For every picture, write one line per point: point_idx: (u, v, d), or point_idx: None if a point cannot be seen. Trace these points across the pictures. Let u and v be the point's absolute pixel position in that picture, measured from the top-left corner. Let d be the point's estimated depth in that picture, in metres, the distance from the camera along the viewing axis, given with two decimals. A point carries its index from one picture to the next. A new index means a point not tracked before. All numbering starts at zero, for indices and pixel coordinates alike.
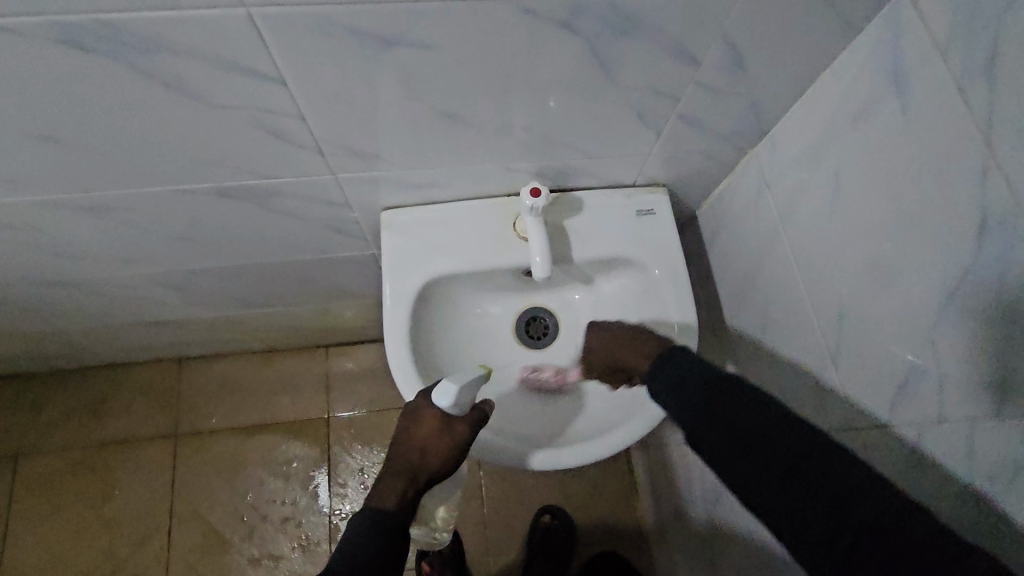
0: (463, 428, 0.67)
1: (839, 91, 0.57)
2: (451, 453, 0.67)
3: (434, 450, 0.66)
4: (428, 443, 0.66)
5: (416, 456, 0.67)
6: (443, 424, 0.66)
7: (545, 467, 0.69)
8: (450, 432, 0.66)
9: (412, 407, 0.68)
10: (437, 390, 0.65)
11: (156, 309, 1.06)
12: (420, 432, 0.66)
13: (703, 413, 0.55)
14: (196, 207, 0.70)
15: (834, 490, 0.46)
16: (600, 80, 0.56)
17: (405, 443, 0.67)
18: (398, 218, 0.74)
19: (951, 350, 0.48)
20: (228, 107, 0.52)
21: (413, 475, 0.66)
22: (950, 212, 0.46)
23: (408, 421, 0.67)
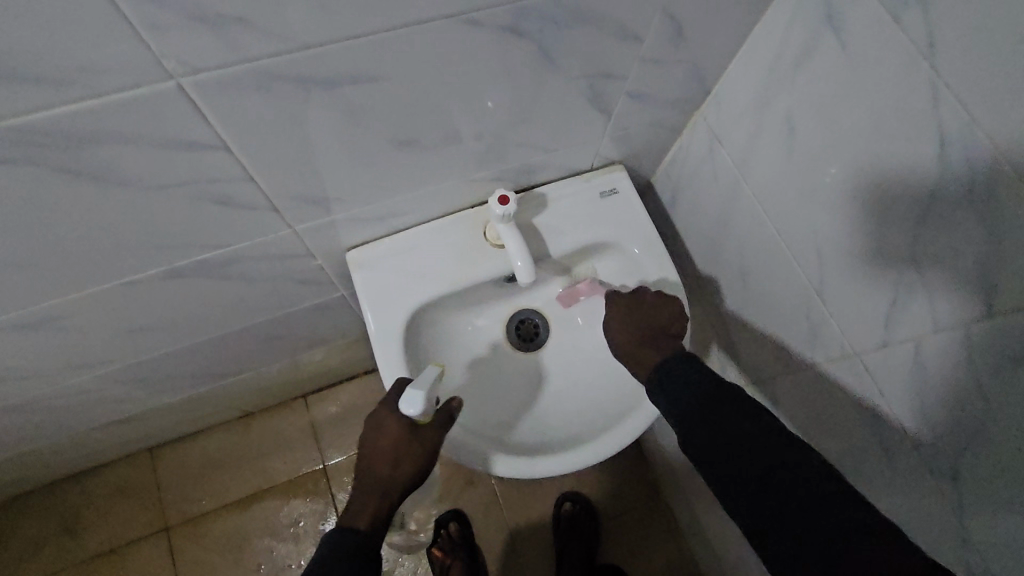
0: (430, 432, 0.64)
1: (776, 40, 0.58)
2: (422, 462, 0.64)
3: (406, 458, 0.63)
4: (397, 456, 0.63)
5: (384, 470, 0.63)
6: (409, 431, 0.64)
7: (507, 472, 0.69)
8: (419, 441, 0.64)
9: (373, 417, 0.65)
10: (403, 402, 0.63)
11: (116, 408, 0.98)
12: (385, 444, 0.63)
13: (697, 414, 0.57)
14: (147, 294, 0.64)
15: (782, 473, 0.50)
16: (549, 75, 0.55)
17: (370, 457, 0.64)
18: (367, 254, 0.71)
19: (932, 264, 0.51)
20: (167, 186, 0.48)
21: (385, 491, 0.63)
22: (907, 135, 0.49)
23: (373, 431, 0.64)
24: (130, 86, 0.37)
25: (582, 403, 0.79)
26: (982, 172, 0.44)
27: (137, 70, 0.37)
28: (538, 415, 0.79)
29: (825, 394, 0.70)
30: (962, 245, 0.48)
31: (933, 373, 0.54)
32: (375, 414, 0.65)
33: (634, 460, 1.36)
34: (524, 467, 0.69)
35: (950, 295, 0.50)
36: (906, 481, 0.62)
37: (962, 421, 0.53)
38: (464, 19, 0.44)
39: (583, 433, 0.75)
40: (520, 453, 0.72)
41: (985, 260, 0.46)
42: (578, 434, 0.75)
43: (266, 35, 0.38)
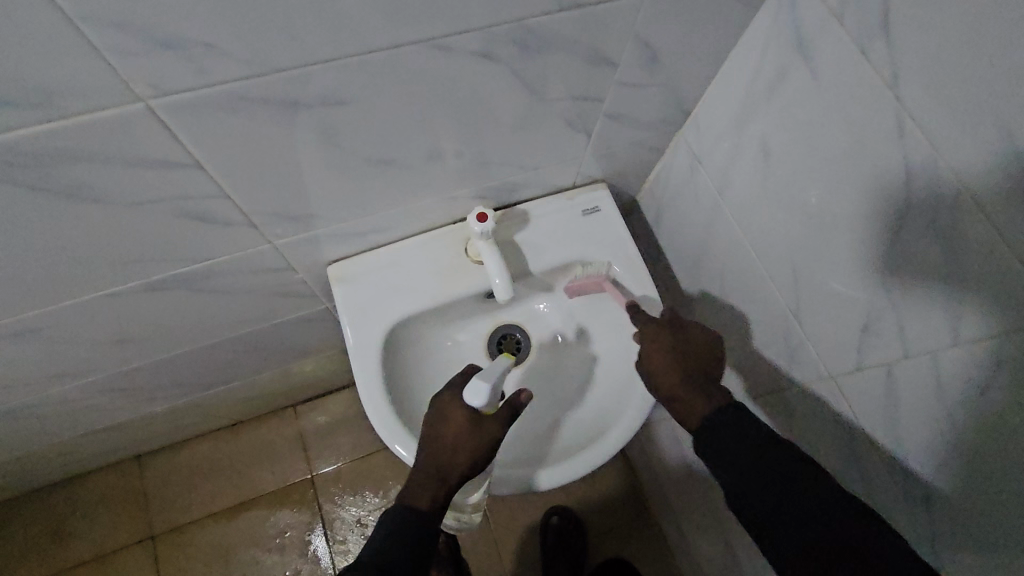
0: (494, 425, 0.63)
1: (750, 65, 0.59)
2: (482, 455, 0.63)
3: (468, 447, 0.62)
4: (460, 446, 0.62)
5: (446, 455, 0.62)
6: (474, 423, 0.62)
7: (551, 484, 0.69)
8: (483, 432, 0.62)
9: (437, 406, 0.64)
10: (467, 393, 0.62)
11: (103, 415, 0.98)
12: (450, 429, 0.62)
13: (738, 466, 0.53)
14: (128, 308, 0.65)
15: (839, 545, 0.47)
16: (525, 97, 0.56)
17: (433, 443, 0.62)
18: (347, 270, 0.72)
19: (902, 289, 0.51)
20: (143, 203, 0.49)
21: (444, 477, 0.61)
22: (876, 163, 0.49)
23: (435, 418, 0.64)
24: (98, 108, 0.38)
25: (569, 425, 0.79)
26: (946, 203, 0.44)
27: (104, 92, 0.37)
28: (552, 420, 0.79)
29: (803, 415, 0.70)
30: (929, 274, 0.48)
31: (903, 398, 0.54)
32: (439, 402, 0.64)
33: (622, 474, 1.35)
34: (563, 473, 0.69)
35: (917, 322, 0.50)
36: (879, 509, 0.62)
37: (932, 450, 0.53)
38: (433, 44, 0.45)
39: (605, 425, 0.75)
40: (556, 461, 0.72)
41: (951, 286, 0.46)
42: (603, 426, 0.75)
43: (234, 60, 0.39)
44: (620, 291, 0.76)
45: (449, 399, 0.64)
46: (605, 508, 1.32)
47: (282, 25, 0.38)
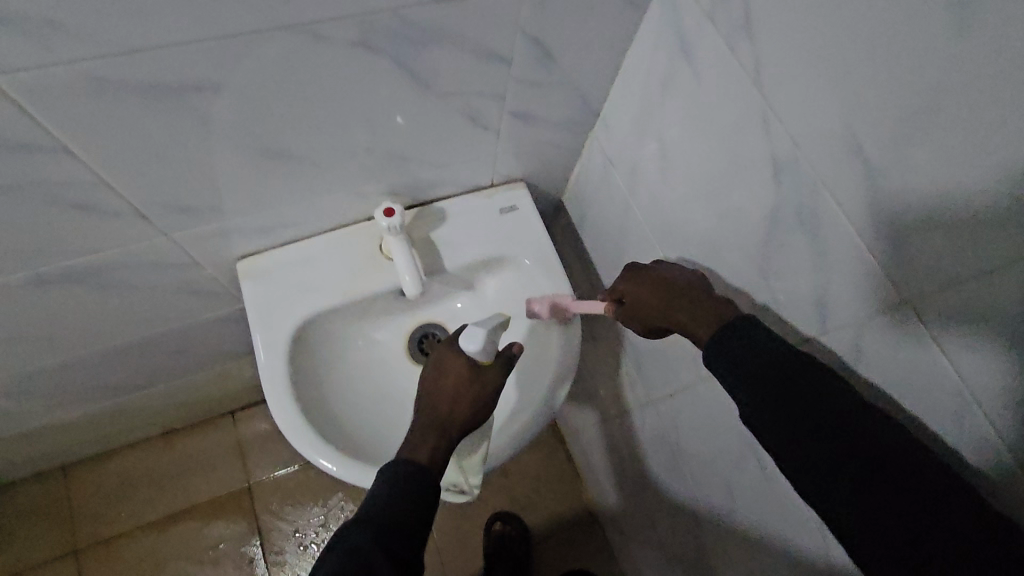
0: (493, 377, 0.64)
1: (645, 66, 0.60)
2: (482, 404, 0.62)
3: (465, 398, 0.62)
4: (458, 392, 0.62)
5: (445, 406, 0.61)
6: (472, 372, 0.63)
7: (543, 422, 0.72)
8: (479, 384, 0.63)
9: (434, 358, 0.65)
10: (463, 340, 0.64)
11: (14, 421, 0.94)
12: (448, 381, 0.62)
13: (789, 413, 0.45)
14: (19, 303, 0.63)
15: (949, 508, 0.38)
16: (420, 91, 0.56)
17: (433, 392, 0.62)
18: (255, 267, 0.71)
19: (781, 280, 0.52)
20: (12, 190, 0.47)
21: (444, 427, 0.60)
22: (752, 159, 0.51)
23: (431, 369, 0.64)
24: None
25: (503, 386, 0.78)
26: (807, 195, 0.46)
27: None
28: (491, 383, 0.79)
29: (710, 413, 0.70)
30: (801, 267, 0.49)
31: None
32: (437, 354, 0.65)
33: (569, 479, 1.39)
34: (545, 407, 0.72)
35: (795, 316, 0.52)
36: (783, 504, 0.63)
37: None
38: (307, 31, 0.45)
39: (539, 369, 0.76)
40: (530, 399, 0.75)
41: (817, 276, 0.48)
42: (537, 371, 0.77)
43: (86, 39, 0.38)
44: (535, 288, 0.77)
45: (446, 349, 0.65)
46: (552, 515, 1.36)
47: (131, 3, 0.37)
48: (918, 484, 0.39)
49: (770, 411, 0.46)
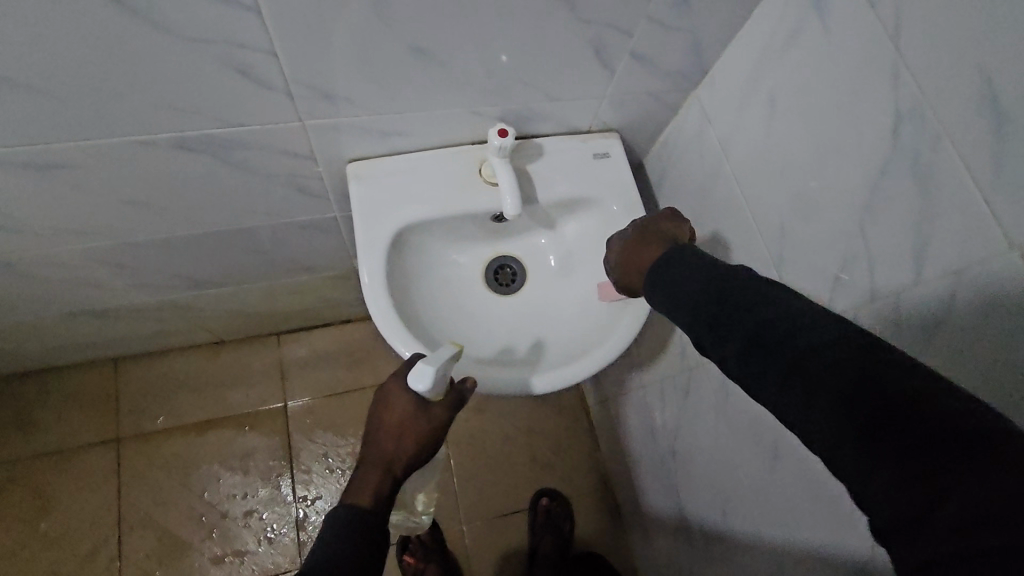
0: (439, 411, 0.67)
1: (770, 23, 0.64)
2: (426, 439, 0.66)
3: (410, 433, 0.65)
4: (400, 432, 0.65)
5: (388, 444, 0.65)
6: (417, 408, 0.66)
7: (547, 389, 0.73)
8: (426, 418, 0.66)
9: (383, 394, 0.68)
10: (412, 376, 0.64)
11: (96, 294, 1.00)
12: (393, 418, 0.66)
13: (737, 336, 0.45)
14: (155, 164, 0.68)
15: (878, 399, 0.36)
16: (562, 14, 0.60)
17: (376, 432, 0.66)
18: (365, 169, 0.75)
19: (878, 234, 0.56)
20: (198, 40, 0.52)
21: (388, 465, 0.64)
22: (872, 114, 0.54)
23: (378, 406, 0.67)
24: None
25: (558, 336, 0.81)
26: (926, 144, 0.50)
27: None
28: (558, 322, 0.82)
29: None
30: (905, 216, 0.53)
31: None
32: (385, 390, 0.68)
33: (589, 449, 1.44)
34: (558, 377, 0.73)
35: (887, 267, 0.55)
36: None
37: None
38: None
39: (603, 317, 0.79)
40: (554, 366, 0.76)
41: (920, 226, 0.51)
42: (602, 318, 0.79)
43: None
44: (617, 232, 0.80)
45: (395, 386, 0.67)
46: (569, 480, 1.41)
47: None
48: (850, 384, 0.37)
49: (724, 341, 0.46)
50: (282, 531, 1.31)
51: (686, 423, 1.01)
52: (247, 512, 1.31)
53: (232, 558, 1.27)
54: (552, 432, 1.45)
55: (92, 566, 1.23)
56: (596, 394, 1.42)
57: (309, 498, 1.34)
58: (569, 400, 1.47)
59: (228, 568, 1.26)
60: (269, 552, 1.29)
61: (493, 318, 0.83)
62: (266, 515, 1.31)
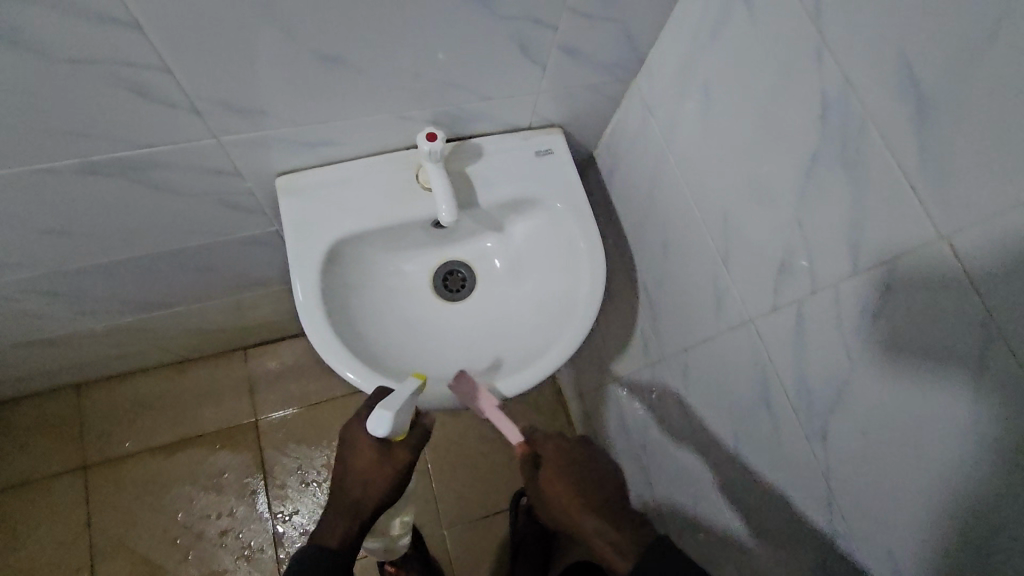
0: (403, 451, 0.64)
1: (698, 8, 0.61)
2: (395, 482, 0.64)
3: (378, 481, 0.64)
4: (366, 479, 0.63)
5: (355, 489, 0.64)
6: (382, 453, 0.63)
7: (515, 391, 0.70)
8: (392, 462, 0.63)
9: (346, 435, 0.64)
10: (371, 421, 0.59)
11: (39, 324, 0.96)
12: (359, 463, 0.63)
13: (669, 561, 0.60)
14: (68, 191, 0.64)
15: None
16: (478, 12, 0.57)
17: (344, 475, 0.64)
18: (294, 182, 0.72)
19: (814, 226, 0.54)
20: (81, 61, 0.49)
21: (355, 508, 0.64)
22: (800, 100, 0.52)
23: (346, 448, 0.64)
24: None
25: (512, 339, 0.79)
26: (854, 131, 0.47)
27: None
28: (510, 327, 0.80)
29: (725, 364, 0.72)
30: (840, 206, 0.51)
31: (810, 338, 0.57)
32: (347, 431, 0.64)
33: (568, 444, 1.43)
34: (519, 378, 0.70)
35: (825, 258, 0.54)
36: (781, 457, 0.64)
37: (833, 386, 0.56)
38: None
39: (555, 317, 0.76)
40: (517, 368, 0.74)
41: (853, 216, 0.49)
42: (554, 317, 0.77)
43: None
44: (564, 231, 0.78)
45: (357, 428, 0.64)
46: None
47: None
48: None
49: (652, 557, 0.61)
50: (259, 548, 1.29)
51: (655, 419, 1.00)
52: (222, 531, 1.29)
53: None
54: (530, 430, 1.43)
55: None
56: (570, 390, 1.41)
57: (285, 512, 1.32)
58: (545, 397, 1.46)
59: None
60: (248, 570, 1.27)
61: (443, 326, 0.80)
62: (242, 533, 1.29)
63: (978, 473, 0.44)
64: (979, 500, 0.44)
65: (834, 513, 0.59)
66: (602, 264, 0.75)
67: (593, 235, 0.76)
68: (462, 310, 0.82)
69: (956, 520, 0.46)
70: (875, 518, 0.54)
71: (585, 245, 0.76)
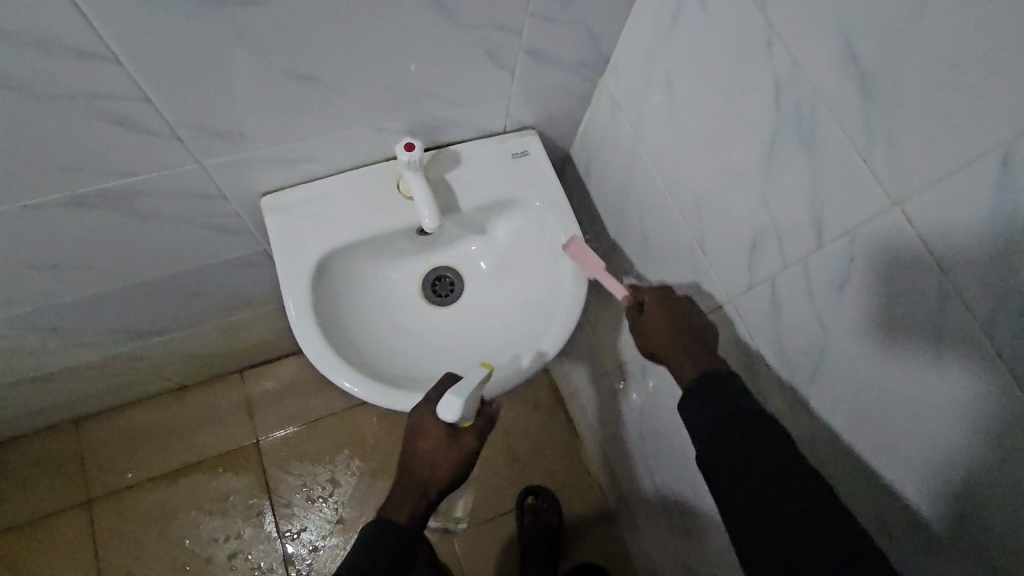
0: (470, 438, 0.66)
1: (654, 5, 0.64)
2: (459, 467, 0.66)
3: (444, 462, 0.65)
4: (434, 459, 0.65)
5: (422, 470, 0.65)
6: (449, 435, 0.65)
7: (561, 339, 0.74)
8: (458, 445, 0.66)
9: (411, 419, 0.66)
10: (441, 407, 0.63)
11: (34, 360, 0.97)
12: (428, 444, 0.65)
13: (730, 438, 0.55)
14: (55, 225, 0.66)
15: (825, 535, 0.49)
16: (443, 23, 0.59)
17: (410, 458, 0.65)
18: (278, 201, 0.74)
19: (780, 205, 0.56)
20: (61, 98, 0.50)
21: (422, 489, 0.64)
22: (755, 87, 0.55)
23: (412, 430, 0.66)
24: None
25: (504, 336, 0.81)
26: (806, 112, 0.50)
27: None
28: (501, 326, 0.82)
29: None
30: (800, 183, 0.53)
31: (786, 312, 0.60)
32: (413, 415, 0.66)
33: (569, 441, 1.45)
34: (563, 327, 0.74)
35: (792, 234, 0.56)
36: None
37: (812, 356, 0.58)
38: None
39: (544, 308, 0.79)
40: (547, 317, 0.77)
41: (813, 192, 0.52)
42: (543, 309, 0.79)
43: None
44: (545, 228, 0.80)
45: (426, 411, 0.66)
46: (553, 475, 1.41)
47: None
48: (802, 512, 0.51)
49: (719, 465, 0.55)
50: (270, 567, 1.29)
51: (650, 406, 1.02)
52: (232, 553, 1.29)
53: None
54: (531, 429, 1.45)
55: None
56: (567, 386, 1.43)
57: (293, 530, 1.32)
58: (542, 396, 1.48)
59: None
60: None
61: (435, 330, 0.82)
62: (252, 554, 1.30)
63: (949, 426, 0.46)
64: (951, 453, 0.46)
65: (824, 479, 0.61)
66: (584, 256, 0.77)
67: (573, 231, 0.79)
68: (452, 313, 0.83)
69: (935, 474, 0.48)
70: (862, 480, 0.56)
71: (566, 240, 0.78)
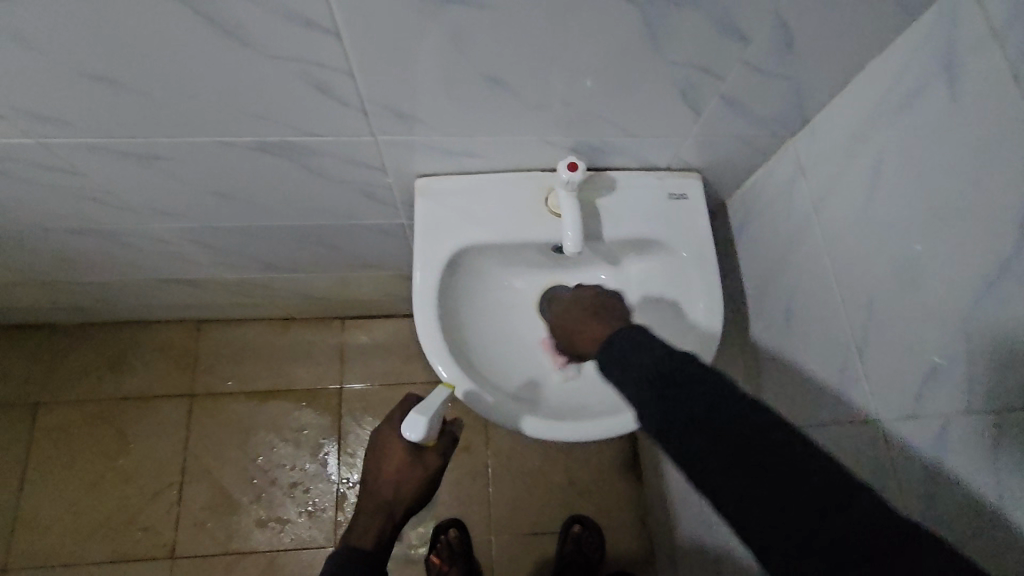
0: (433, 455, 0.68)
1: (890, 76, 0.57)
2: (425, 483, 0.68)
3: (408, 482, 0.67)
4: (400, 479, 0.67)
5: (388, 491, 0.67)
6: (413, 456, 0.67)
7: None
8: (421, 464, 0.67)
9: (378, 441, 0.69)
10: (406, 427, 0.65)
11: (183, 266, 1.08)
12: (391, 468, 0.67)
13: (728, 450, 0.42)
14: (238, 163, 0.72)
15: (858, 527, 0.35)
16: (648, 53, 0.56)
17: (377, 466, 0.68)
18: (431, 185, 0.75)
19: (983, 341, 0.48)
20: (280, 58, 0.54)
21: (390, 508, 0.67)
22: (997, 200, 0.47)
23: (376, 454, 0.68)
24: None
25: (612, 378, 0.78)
26: None
27: None
28: None
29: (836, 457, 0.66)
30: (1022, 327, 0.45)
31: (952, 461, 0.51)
32: (379, 437, 0.69)
33: (631, 485, 1.39)
34: None
35: (991, 380, 0.48)
36: None
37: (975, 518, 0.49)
38: None
39: None
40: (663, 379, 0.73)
41: None
42: None
43: None
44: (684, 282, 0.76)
45: (390, 433, 0.69)
46: (604, 512, 1.36)
47: None
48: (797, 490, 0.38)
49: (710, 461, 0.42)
50: (321, 507, 1.37)
51: None
52: (293, 483, 1.38)
53: (274, 524, 1.35)
54: (595, 459, 1.41)
55: (155, 507, 1.35)
56: None
57: (350, 480, 1.39)
58: None
59: (270, 532, 1.34)
60: (308, 524, 1.35)
61: (541, 348, 0.80)
62: (310, 489, 1.38)
63: None
64: None
65: None
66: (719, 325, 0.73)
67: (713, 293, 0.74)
68: None
69: None
70: None
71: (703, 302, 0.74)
